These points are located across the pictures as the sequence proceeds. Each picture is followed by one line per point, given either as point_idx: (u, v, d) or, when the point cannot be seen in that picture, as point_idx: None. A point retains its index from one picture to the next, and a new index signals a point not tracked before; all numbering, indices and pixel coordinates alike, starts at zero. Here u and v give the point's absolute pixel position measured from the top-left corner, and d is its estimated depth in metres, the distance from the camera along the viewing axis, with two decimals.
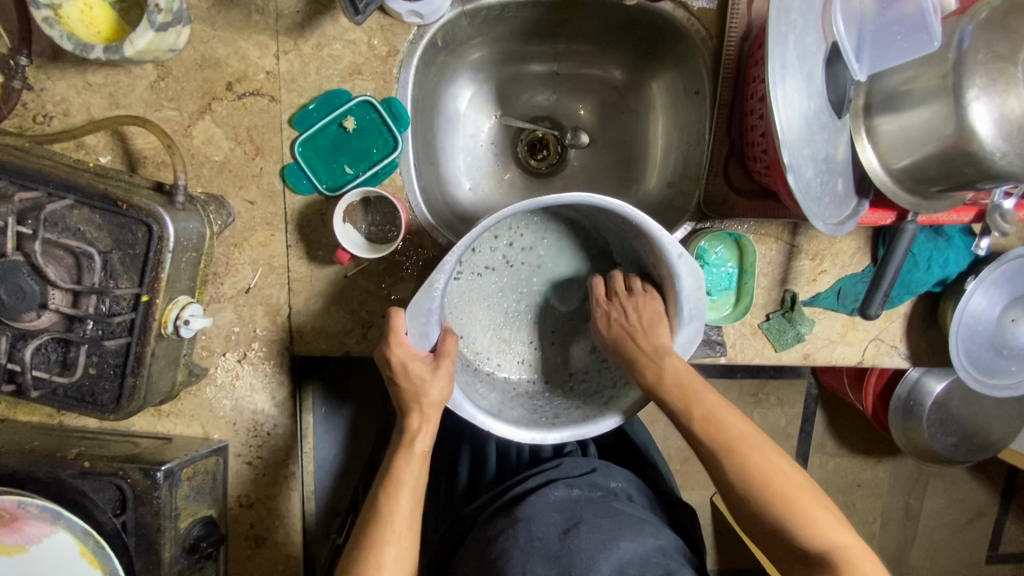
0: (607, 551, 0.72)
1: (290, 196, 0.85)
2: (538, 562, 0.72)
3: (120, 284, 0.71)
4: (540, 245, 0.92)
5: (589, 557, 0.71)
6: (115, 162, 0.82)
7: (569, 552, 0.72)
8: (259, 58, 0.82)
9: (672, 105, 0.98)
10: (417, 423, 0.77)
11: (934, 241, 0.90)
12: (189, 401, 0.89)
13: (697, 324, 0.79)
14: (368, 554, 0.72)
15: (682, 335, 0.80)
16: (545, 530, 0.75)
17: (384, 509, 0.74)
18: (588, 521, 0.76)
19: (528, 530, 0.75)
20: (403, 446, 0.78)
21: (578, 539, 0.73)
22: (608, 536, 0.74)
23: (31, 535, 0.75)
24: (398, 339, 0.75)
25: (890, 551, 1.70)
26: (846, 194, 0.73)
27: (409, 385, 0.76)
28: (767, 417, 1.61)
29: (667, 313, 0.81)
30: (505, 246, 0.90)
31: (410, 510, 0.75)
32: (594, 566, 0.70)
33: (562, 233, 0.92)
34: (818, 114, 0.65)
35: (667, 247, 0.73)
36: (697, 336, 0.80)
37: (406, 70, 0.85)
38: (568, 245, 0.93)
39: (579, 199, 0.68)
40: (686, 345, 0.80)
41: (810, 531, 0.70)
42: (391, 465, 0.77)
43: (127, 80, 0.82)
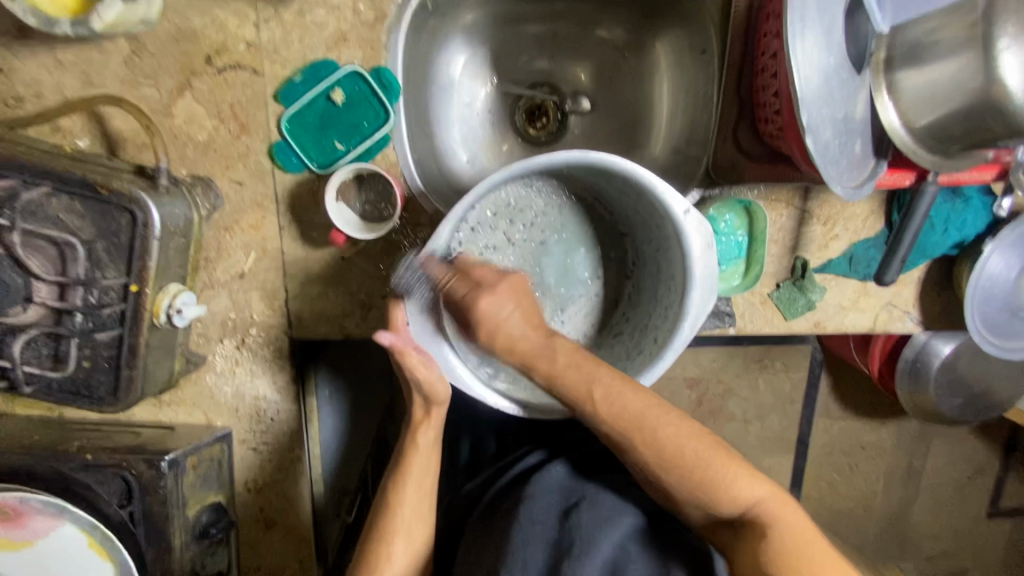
0: (609, 527, 0.70)
1: (280, 175, 0.81)
2: (538, 545, 0.71)
3: (107, 274, 0.68)
4: (543, 221, 0.89)
5: (591, 534, 0.69)
6: (94, 146, 0.78)
7: (568, 534, 0.70)
8: (238, 28, 0.77)
9: (677, 65, 0.93)
10: (421, 414, 0.78)
11: (952, 203, 0.86)
12: (189, 389, 0.87)
13: (710, 289, 0.75)
14: (381, 545, 0.75)
15: (694, 300, 0.74)
16: (545, 514, 0.74)
17: (394, 501, 0.77)
18: (589, 499, 0.75)
19: (529, 514, 0.74)
20: (409, 440, 0.79)
21: (578, 518, 0.72)
22: (609, 513, 0.72)
23: (36, 529, 0.75)
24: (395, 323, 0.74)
25: (893, 509, 1.72)
26: (864, 156, 0.70)
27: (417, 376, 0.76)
28: (772, 382, 1.61)
29: (675, 279, 0.78)
30: (506, 223, 0.87)
31: (417, 498, 0.77)
32: (595, 542, 0.68)
33: (563, 206, 0.89)
34: (839, 70, 0.61)
35: (672, 208, 0.71)
36: (710, 301, 0.75)
37: (396, 35, 0.80)
38: (572, 221, 0.90)
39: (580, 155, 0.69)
40: (699, 311, 0.74)
41: (724, 494, 0.63)
42: (402, 459, 0.78)
43: (100, 56, 0.77)
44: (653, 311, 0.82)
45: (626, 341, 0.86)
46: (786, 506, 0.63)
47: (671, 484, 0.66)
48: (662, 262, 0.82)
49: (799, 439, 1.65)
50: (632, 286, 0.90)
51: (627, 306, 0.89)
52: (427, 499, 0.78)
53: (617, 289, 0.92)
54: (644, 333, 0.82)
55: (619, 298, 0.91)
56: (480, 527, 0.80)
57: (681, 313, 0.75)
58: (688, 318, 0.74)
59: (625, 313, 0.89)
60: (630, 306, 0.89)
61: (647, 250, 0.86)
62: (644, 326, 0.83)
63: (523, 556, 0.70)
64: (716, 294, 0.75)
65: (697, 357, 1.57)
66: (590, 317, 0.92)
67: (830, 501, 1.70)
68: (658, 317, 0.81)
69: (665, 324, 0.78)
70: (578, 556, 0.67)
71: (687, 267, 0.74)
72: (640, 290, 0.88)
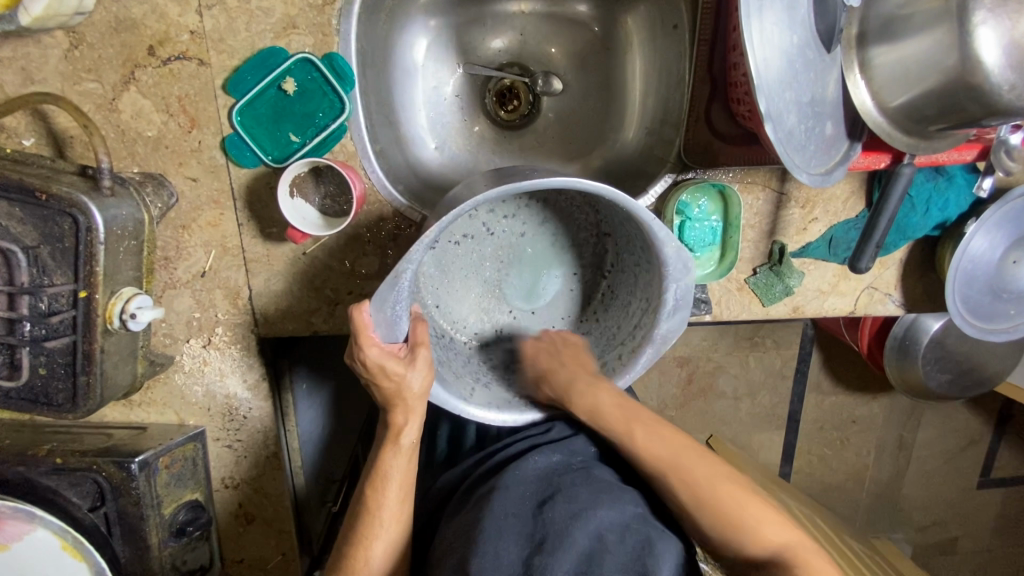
0: (583, 520, 0.68)
1: (235, 170, 0.79)
2: (511, 538, 0.69)
3: (54, 281, 0.66)
4: (524, 213, 0.86)
5: (563, 529, 0.67)
6: (41, 146, 0.75)
7: (542, 527, 0.69)
8: (180, 15, 0.74)
9: (650, 42, 0.88)
10: (402, 417, 0.74)
11: (933, 181, 0.84)
12: (159, 390, 0.87)
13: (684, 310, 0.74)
14: (359, 546, 0.74)
15: (663, 328, 0.75)
16: (520, 506, 0.72)
17: (372, 506, 0.75)
18: (564, 491, 0.72)
19: (502, 506, 0.72)
20: (390, 439, 0.76)
21: (553, 509, 0.70)
22: (585, 506, 0.70)
23: (11, 534, 0.75)
24: (366, 336, 0.68)
25: (883, 481, 1.73)
26: (836, 138, 0.66)
27: (390, 384, 0.71)
28: (761, 360, 1.60)
29: (652, 301, 0.76)
30: (486, 215, 0.85)
31: (396, 506, 0.76)
32: (570, 536, 0.66)
33: (547, 202, 0.86)
34: (803, 50, 0.57)
35: (659, 237, 0.67)
36: (681, 329, 0.75)
37: (347, 19, 0.76)
38: (555, 214, 0.87)
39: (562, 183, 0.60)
40: (667, 336, 0.75)
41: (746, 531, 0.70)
42: (377, 460, 0.76)
43: (39, 50, 0.73)
44: (625, 322, 0.82)
45: (593, 344, 0.87)
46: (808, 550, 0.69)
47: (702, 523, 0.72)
48: (640, 279, 0.80)
49: (789, 415, 1.65)
50: (607, 286, 0.88)
51: (600, 305, 0.88)
52: (405, 503, 0.76)
53: (592, 286, 0.90)
54: (613, 341, 0.83)
55: (593, 294, 0.89)
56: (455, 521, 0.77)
57: (650, 335, 0.76)
58: (655, 342, 0.75)
59: (597, 313, 0.88)
60: (602, 305, 0.88)
61: (627, 257, 0.83)
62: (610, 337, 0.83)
63: (494, 548, 0.67)
64: (687, 321, 0.75)
65: (686, 336, 1.56)
66: (564, 314, 0.90)
67: (819, 475, 1.71)
68: (627, 331, 0.81)
69: (634, 342, 0.79)
70: (550, 551, 0.65)
71: (661, 293, 0.73)
72: (615, 295, 0.86)
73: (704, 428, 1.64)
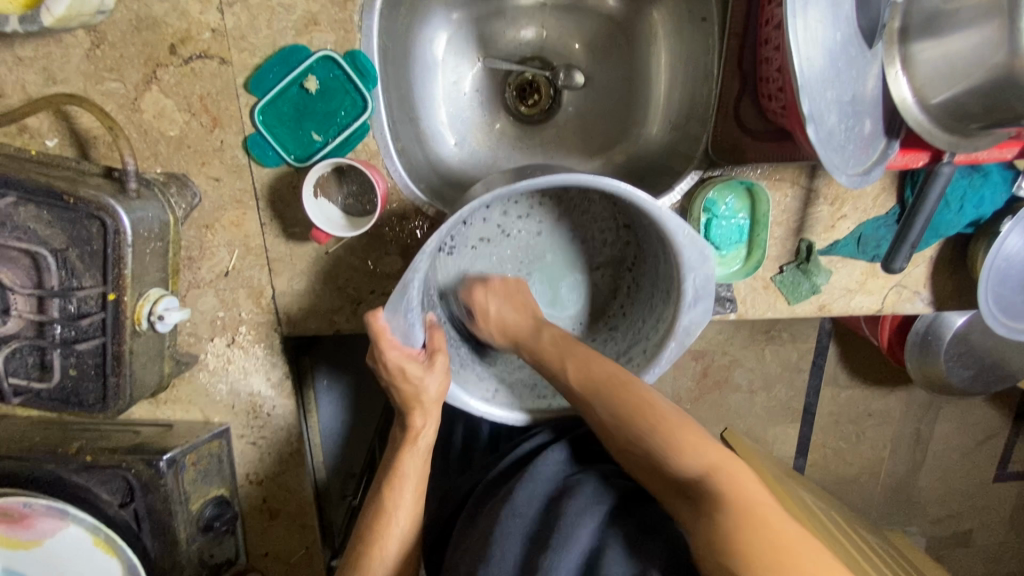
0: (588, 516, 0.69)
1: (257, 169, 0.78)
2: (518, 537, 0.70)
3: (83, 283, 0.66)
4: (538, 212, 0.86)
5: (569, 525, 0.68)
6: (64, 146, 0.74)
7: (549, 524, 0.70)
8: (201, 13, 0.73)
9: (676, 35, 0.87)
10: (421, 420, 0.75)
11: (969, 179, 0.81)
12: (184, 387, 0.87)
13: (703, 305, 0.71)
14: (370, 550, 0.72)
15: (687, 319, 0.73)
16: (527, 506, 0.74)
17: (387, 504, 0.74)
18: (573, 491, 0.74)
19: (509, 506, 0.73)
20: (408, 440, 0.76)
21: (561, 507, 0.71)
22: (591, 501, 0.71)
23: (44, 530, 0.77)
24: (383, 341, 0.68)
25: (898, 475, 1.72)
26: (873, 136, 0.64)
27: (407, 387, 0.72)
28: (778, 353, 1.59)
29: (672, 293, 0.75)
30: (499, 215, 0.84)
31: (414, 501, 0.75)
32: (574, 532, 0.67)
33: (561, 200, 0.86)
34: (845, 48, 0.55)
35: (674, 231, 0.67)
36: (705, 320, 0.73)
37: (369, 15, 0.75)
38: (569, 212, 0.87)
39: (565, 176, 0.61)
40: (691, 328, 0.73)
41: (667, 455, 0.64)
42: (394, 462, 0.76)
43: (60, 50, 0.72)
44: (649, 316, 0.80)
45: (619, 339, 0.85)
46: (734, 475, 0.59)
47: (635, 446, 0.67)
48: (661, 270, 0.79)
49: (805, 409, 1.64)
50: (631, 281, 0.87)
51: (624, 299, 0.87)
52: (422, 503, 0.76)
53: (615, 280, 0.89)
54: (637, 338, 0.81)
55: (617, 291, 0.88)
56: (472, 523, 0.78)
57: (672, 327, 0.74)
58: (678, 335, 0.73)
59: (622, 307, 0.87)
60: (627, 301, 0.87)
61: (648, 251, 0.82)
62: (633, 333, 0.81)
63: (501, 550, 0.68)
64: (711, 313, 0.73)
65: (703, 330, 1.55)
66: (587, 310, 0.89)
67: (835, 468, 1.70)
68: (651, 325, 0.79)
69: (656, 335, 0.77)
70: (555, 548, 0.65)
71: (682, 285, 0.71)
72: (639, 288, 0.85)
73: (718, 421, 1.63)
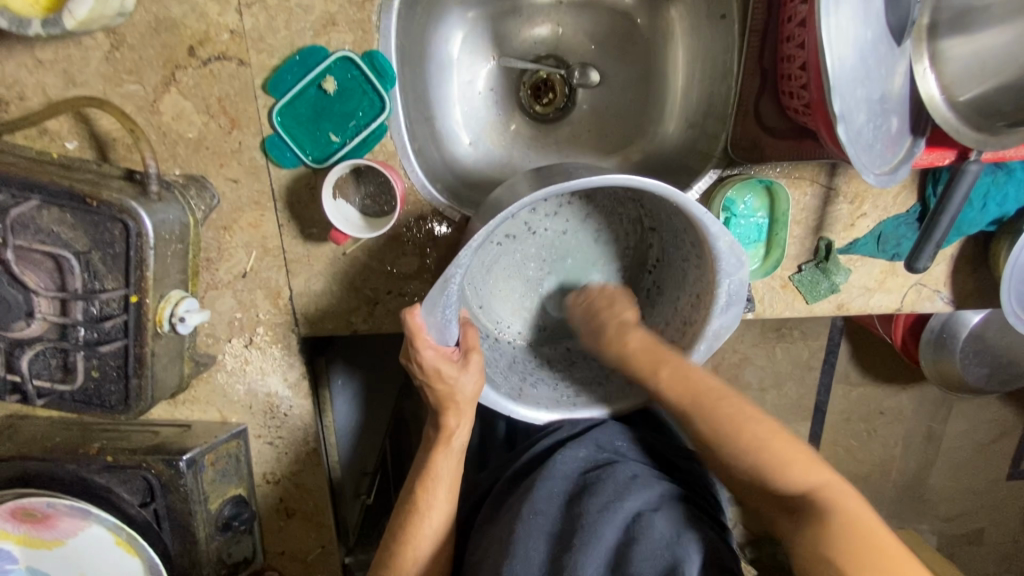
0: (611, 514, 0.69)
1: (275, 170, 0.78)
2: (541, 536, 0.71)
3: (106, 285, 0.67)
4: (566, 211, 0.85)
5: (592, 524, 0.68)
6: (84, 149, 0.74)
7: (571, 522, 0.71)
8: (219, 14, 0.73)
9: (694, 32, 0.86)
10: (455, 420, 0.74)
11: (993, 176, 0.80)
12: (203, 388, 0.88)
13: (735, 308, 0.72)
14: (403, 550, 0.73)
15: (715, 325, 0.74)
16: (548, 504, 0.74)
17: (423, 507, 0.74)
18: (593, 486, 0.74)
19: (530, 504, 0.73)
20: (440, 442, 0.75)
21: (581, 505, 0.72)
22: (613, 498, 0.72)
23: (67, 529, 0.78)
24: (421, 339, 0.67)
25: (910, 473, 1.71)
26: (900, 135, 0.62)
27: (443, 387, 0.71)
28: (790, 351, 1.58)
29: (702, 297, 0.75)
30: (528, 213, 0.82)
31: (447, 501, 0.75)
32: (598, 530, 0.68)
33: (589, 200, 0.85)
34: (875, 45, 0.54)
35: (716, 234, 0.66)
36: (734, 324, 0.74)
37: (387, 15, 0.75)
38: (596, 210, 0.86)
39: (624, 178, 0.61)
40: (720, 332, 0.74)
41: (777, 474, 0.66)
42: (427, 462, 0.75)
43: (79, 52, 0.72)
44: (672, 318, 0.81)
45: None
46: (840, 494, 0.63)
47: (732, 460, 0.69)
48: (689, 274, 0.79)
49: (817, 407, 1.63)
50: (652, 282, 0.86)
51: (644, 301, 0.87)
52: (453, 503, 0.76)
53: (635, 282, 0.89)
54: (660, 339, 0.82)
55: (637, 291, 0.88)
56: (491, 523, 0.78)
57: (701, 331, 0.75)
58: (707, 338, 0.74)
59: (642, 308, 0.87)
60: (647, 302, 0.87)
61: (674, 253, 0.82)
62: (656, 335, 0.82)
63: (524, 547, 0.69)
64: (739, 318, 0.74)
65: None
66: None
67: (847, 466, 1.69)
68: (676, 327, 0.80)
69: (682, 338, 0.78)
70: (579, 548, 0.66)
71: (714, 289, 0.72)
72: (661, 290, 0.85)
73: None
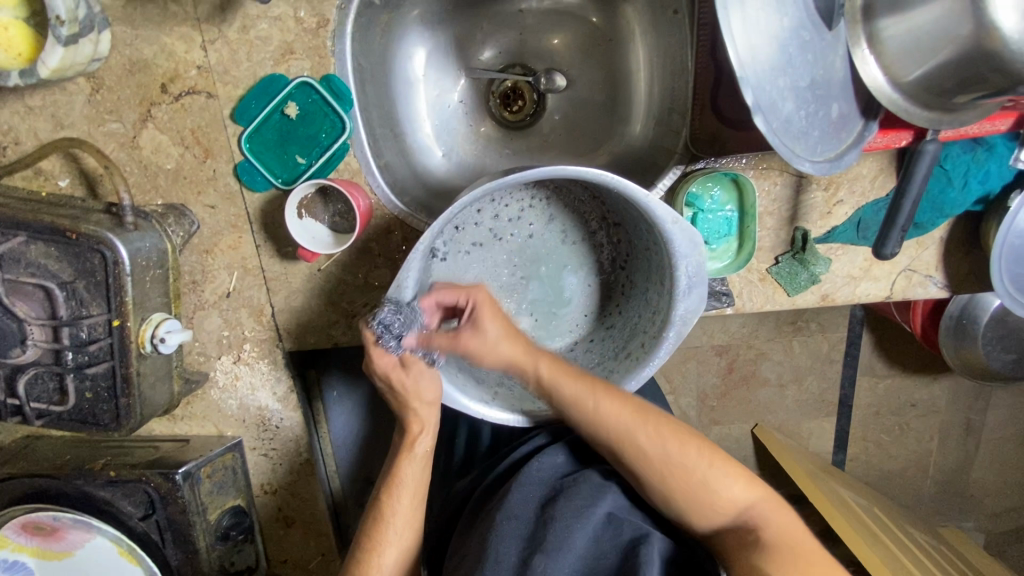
0: (583, 519, 0.68)
1: (248, 194, 0.82)
2: (513, 543, 0.69)
3: (91, 311, 0.72)
4: (529, 214, 0.86)
5: (562, 529, 0.67)
6: (74, 185, 0.80)
7: (544, 526, 0.69)
8: (186, 52, 0.77)
9: (652, 29, 0.86)
10: (418, 428, 0.76)
11: (972, 153, 0.78)
12: (198, 404, 0.91)
13: (700, 283, 0.71)
14: (370, 556, 0.75)
15: (680, 308, 0.72)
16: (523, 509, 0.73)
17: (387, 516, 0.76)
18: (568, 491, 0.73)
19: (506, 509, 0.72)
20: (406, 448, 0.77)
21: (555, 509, 0.70)
22: (586, 502, 0.71)
23: (74, 541, 0.86)
24: (377, 350, 0.71)
25: (950, 468, 1.61)
26: (846, 118, 0.66)
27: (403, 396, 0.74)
28: (807, 344, 1.52)
29: (666, 282, 0.74)
30: (490, 218, 0.84)
31: (411, 509, 0.77)
32: (569, 536, 0.66)
33: (550, 198, 0.86)
34: (794, 34, 0.58)
35: (658, 215, 0.66)
36: (699, 308, 0.72)
37: (341, 40, 0.78)
38: (558, 211, 0.87)
39: (547, 170, 0.62)
40: (686, 317, 0.72)
41: (709, 497, 0.70)
42: (394, 469, 0.77)
43: (65, 97, 0.78)
44: (644, 310, 0.80)
45: (617, 335, 0.84)
46: (776, 507, 0.70)
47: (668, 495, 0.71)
48: (653, 261, 0.78)
49: (841, 401, 1.56)
50: (625, 277, 0.86)
51: (620, 297, 0.86)
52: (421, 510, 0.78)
53: (610, 279, 0.88)
54: (634, 332, 0.80)
55: (614, 289, 0.87)
56: (468, 531, 0.78)
57: (668, 318, 0.73)
58: (675, 324, 0.73)
59: (619, 304, 0.86)
60: (623, 298, 0.86)
61: (639, 244, 0.81)
62: (632, 328, 0.81)
63: (496, 553, 0.67)
64: (707, 299, 0.72)
65: (724, 324, 1.50)
66: (586, 311, 0.89)
67: (879, 463, 1.60)
68: (647, 317, 0.79)
69: (653, 327, 0.77)
70: (549, 552, 0.65)
71: (673, 274, 0.71)
72: (634, 284, 0.84)
73: (748, 418, 1.56)
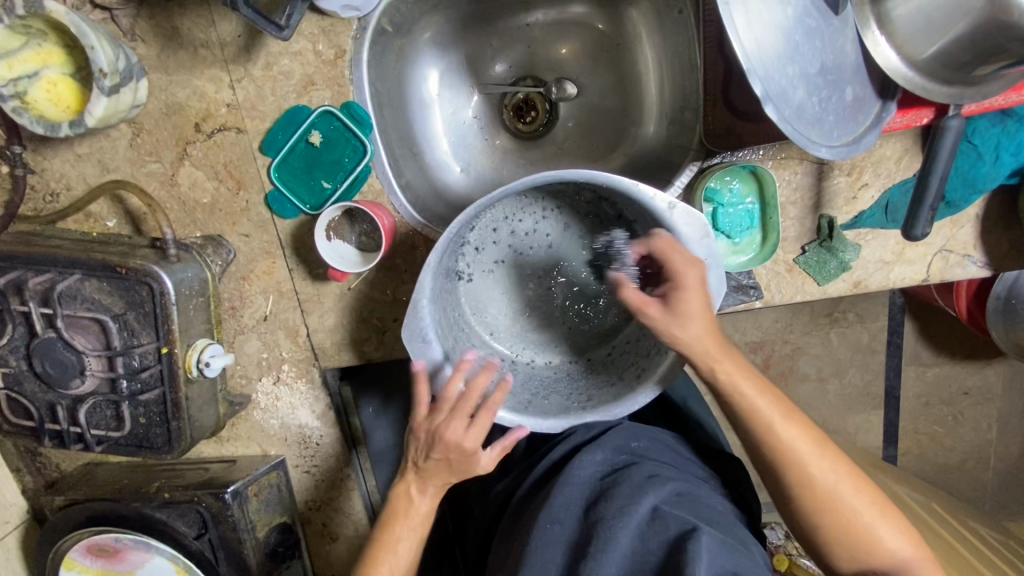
0: (626, 519, 0.67)
1: (279, 221, 0.86)
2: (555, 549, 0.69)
3: (142, 340, 0.76)
4: (545, 224, 0.88)
5: (607, 530, 0.67)
6: (121, 225, 0.85)
7: (586, 532, 0.69)
8: (216, 92, 0.82)
9: (659, 31, 0.87)
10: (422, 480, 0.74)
11: (1002, 125, 0.76)
12: (243, 426, 0.95)
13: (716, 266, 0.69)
14: None
15: None
16: (565, 513, 0.72)
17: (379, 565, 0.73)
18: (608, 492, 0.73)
19: (547, 512, 0.72)
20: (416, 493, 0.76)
21: (598, 511, 0.70)
22: (628, 500, 0.70)
23: (135, 561, 0.90)
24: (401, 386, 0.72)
25: (1013, 457, 1.53)
26: (863, 101, 0.66)
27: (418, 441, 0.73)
28: (846, 335, 1.47)
29: None
30: (507, 235, 0.87)
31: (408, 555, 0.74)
32: (613, 535, 0.66)
33: (560, 206, 0.86)
34: (799, 22, 0.59)
35: (656, 204, 0.68)
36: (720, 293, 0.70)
37: (358, 68, 0.82)
38: (572, 218, 0.87)
39: (530, 180, 0.64)
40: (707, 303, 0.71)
41: (856, 533, 0.65)
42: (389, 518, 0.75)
43: (109, 143, 0.84)
44: None
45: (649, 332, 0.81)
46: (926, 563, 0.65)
47: (810, 519, 0.67)
48: None
49: (887, 393, 1.50)
50: None
51: None
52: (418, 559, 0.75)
53: None
54: None
55: None
56: (509, 538, 0.78)
57: None
58: None
59: None
60: None
61: None
62: None
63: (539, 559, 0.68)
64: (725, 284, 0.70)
65: (757, 320, 1.47)
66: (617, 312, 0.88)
67: (934, 455, 1.53)
68: None
69: None
70: (593, 556, 0.65)
71: None
72: None
73: None
